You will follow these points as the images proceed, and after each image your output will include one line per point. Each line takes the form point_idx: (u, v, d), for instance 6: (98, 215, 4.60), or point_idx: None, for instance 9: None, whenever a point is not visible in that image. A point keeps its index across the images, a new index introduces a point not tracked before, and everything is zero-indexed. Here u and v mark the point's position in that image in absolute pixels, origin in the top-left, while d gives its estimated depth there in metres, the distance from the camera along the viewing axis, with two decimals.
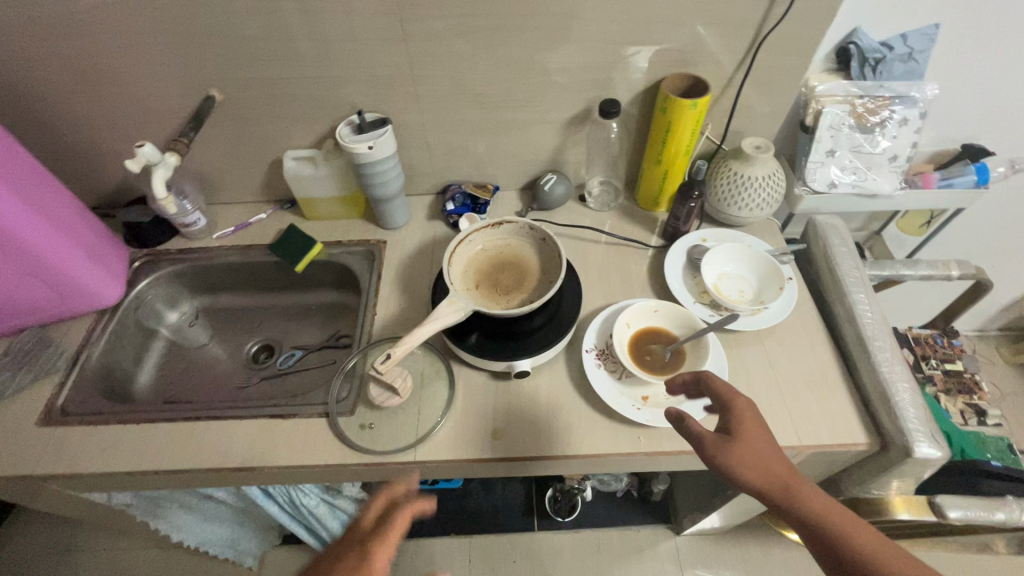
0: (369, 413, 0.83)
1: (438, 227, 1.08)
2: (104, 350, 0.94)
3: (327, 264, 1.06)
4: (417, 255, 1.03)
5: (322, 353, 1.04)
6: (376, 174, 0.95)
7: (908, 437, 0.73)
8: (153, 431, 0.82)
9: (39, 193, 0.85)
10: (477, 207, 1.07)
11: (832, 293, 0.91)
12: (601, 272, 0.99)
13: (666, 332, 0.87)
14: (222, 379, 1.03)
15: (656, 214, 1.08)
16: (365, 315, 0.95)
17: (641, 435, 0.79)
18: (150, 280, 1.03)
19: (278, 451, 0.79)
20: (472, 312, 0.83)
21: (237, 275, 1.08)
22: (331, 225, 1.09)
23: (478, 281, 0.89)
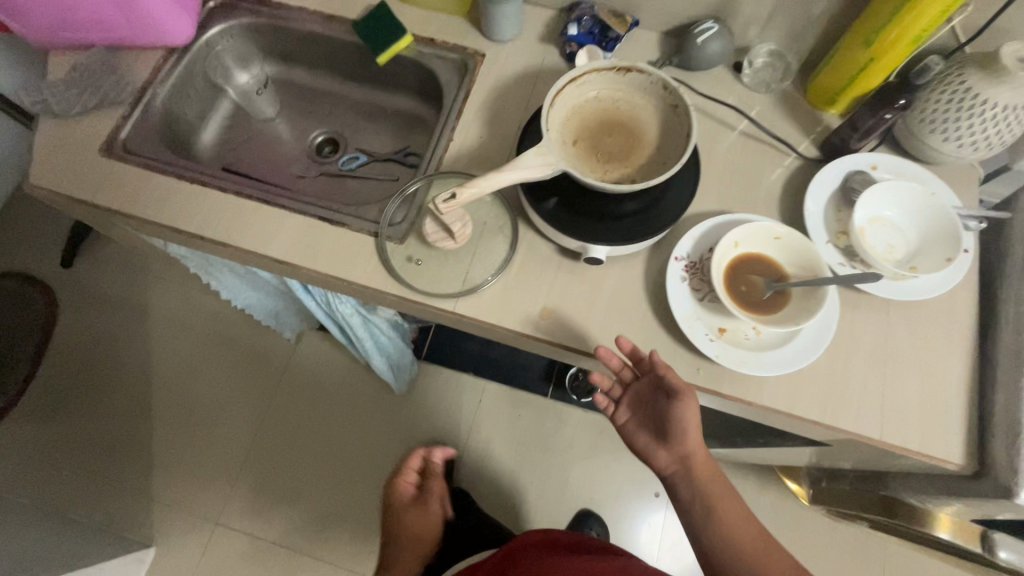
0: (419, 248, 0.76)
1: (549, 55, 0.88)
2: (170, 95, 0.87)
3: (414, 64, 0.90)
4: (516, 84, 0.86)
5: (386, 166, 0.95)
6: None
7: (1017, 479, 0.61)
8: (205, 198, 0.78)
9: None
10: (605, 41, 0.85)
11: (1010, 287, 0.70)
12: (725, 170, 0.80)
13: (777, 267, 0.71)
14: (284, 162, 0.97)
15: (824, 115, 0.83)
16: (441, 138, 0.82)
17: (700, 368, 0.69)
18: (223, 27, 0.91)
19: (319, 257, 0.75)
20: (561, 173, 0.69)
21: (314, 48, 0.94)
22: (427, 16, 0.90)
23: (578, 136, 0.73)
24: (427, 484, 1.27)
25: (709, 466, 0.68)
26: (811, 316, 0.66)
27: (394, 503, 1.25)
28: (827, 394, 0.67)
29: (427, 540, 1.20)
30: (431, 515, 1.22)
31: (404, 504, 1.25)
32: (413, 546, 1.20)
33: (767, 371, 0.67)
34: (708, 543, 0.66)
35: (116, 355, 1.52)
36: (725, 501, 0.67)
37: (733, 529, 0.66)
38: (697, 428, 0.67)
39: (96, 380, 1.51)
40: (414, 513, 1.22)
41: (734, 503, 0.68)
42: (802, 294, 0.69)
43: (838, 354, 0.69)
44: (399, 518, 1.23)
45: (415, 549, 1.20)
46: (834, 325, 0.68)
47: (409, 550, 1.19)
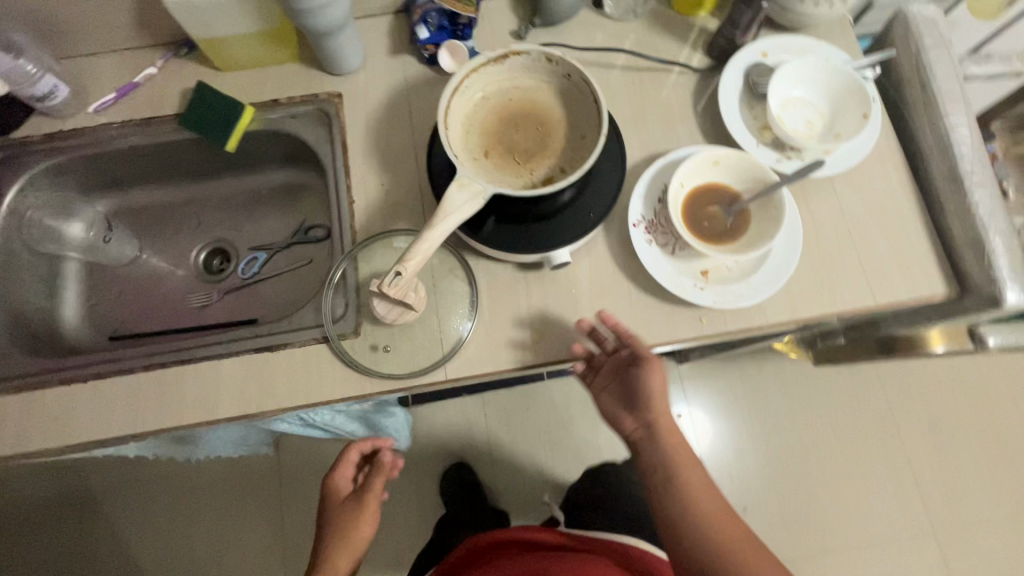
0: (379, 331, 0.68)
1: (408, 65, 0.78)
2: None
3: (269, 134, 0.78)
4: (390, 111, 0.77)
5: (291, 252, 0.84)
6: None
7: (997, 287, 0.65)
8: (112, 388, 0.65)
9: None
10: (460, 30, 0.76)
11: (920, 117, 0.74)
12: (635, 113, 0.77)
13: (727, 189, 0.70)
14: (174, 298, 0.82)
15: (697, 19, 0.81)
16: (341, 204, 0.73)
17: (702, 318, 0.68)
18: (21, 186, 0.74)
19: (277, 392, 0.66)
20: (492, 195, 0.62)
21: (144, 161, 0.79)
22: (257, 76, 0.77)
23: (487, 147, 0.66)
24: (369, 487, 0.82)
25: (676, 431, 0.66)
26: (778, 225, 0.66)
27: (331, 511, 0.83)
28: (818, 286, 0.69)
29: (354, 560, 0.80)
30: (368, 518, 0.81)
31: (339, 505, 0.83)
32: (342, 561, 0.78)
33: (763, 294, 0.67)
34: (670, 515, 0.64)
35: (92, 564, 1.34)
36: (690, 471, 0.65)
37: (693, 492, 0.64)
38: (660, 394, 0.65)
39: None
40: (358, 514, 0.81)
41: (700, 473, 0.65)
42: (759, 207, 0.69)
43: (810, 245, 0.71)
44: (341, 512, 0.82)
45: (344, 559, 0.78)
46: (797, 221, 0.69)
47: (334, 557, 0.78)
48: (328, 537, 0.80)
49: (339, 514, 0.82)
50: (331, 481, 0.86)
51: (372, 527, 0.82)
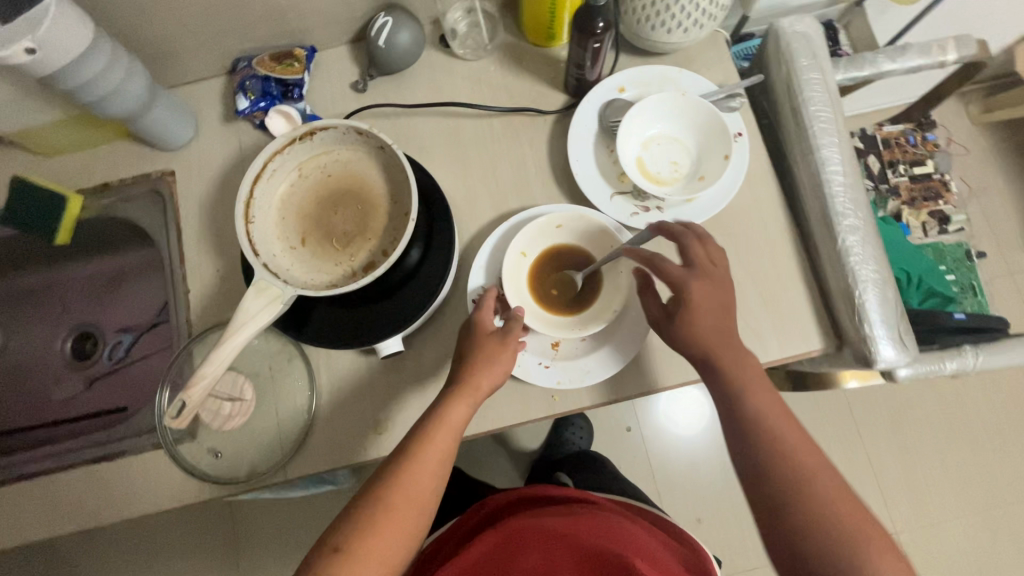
0: (216, 433, 0.65)
1: (242, 133, 0.73)
2: None
3: (107, 219, 0.74)
4: (224, 186, 0.72)
5: (155, 334, 0.81)
6: (85, 84, 0.58)
7: (870, 345, 0.59)
8: None
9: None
10: (288, 91, 0.70)
11: (794, 149, 0.66)
12: (485, 166, 0.70)
13: (575, 254, 0.66)
14: (46, 391, 0.81)
15: (553, 50, 0.73)
16: (176, 294, 0.69)
17: (553, 396, 0.63)
18: None
19: (115, 503, 0.64)
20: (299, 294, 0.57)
21: None
22: (84, 160, 0.73)
23: (303, 233, 0.61)
24: (514, 327, 0.57)
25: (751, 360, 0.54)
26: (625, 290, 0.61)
27: (461, 344, 0.58)
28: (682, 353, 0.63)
29: (450, 457, 0.54)
30: (507, 359, 0.56)
31: (478, 343, 0.57)
32: (437, 454, 0.53)
33: (612, 368, 0.61)
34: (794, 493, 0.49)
35: None
36: (777, 409, 0.52)
37: (804, 467, 0.50)
38: (719, 314, 0.55)
39: None
40: (488, 356, 0.56)
41: (786, 414, 0.52)
42: (610, 272, 0.64)
43: None
44: (467, 348, 0.57)
45: (441, 447, 0.53)
46: None
47: (436, 443, 0.53)
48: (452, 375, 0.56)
49: (467, 348, 0.57)
50: (478, 314, 0.59)
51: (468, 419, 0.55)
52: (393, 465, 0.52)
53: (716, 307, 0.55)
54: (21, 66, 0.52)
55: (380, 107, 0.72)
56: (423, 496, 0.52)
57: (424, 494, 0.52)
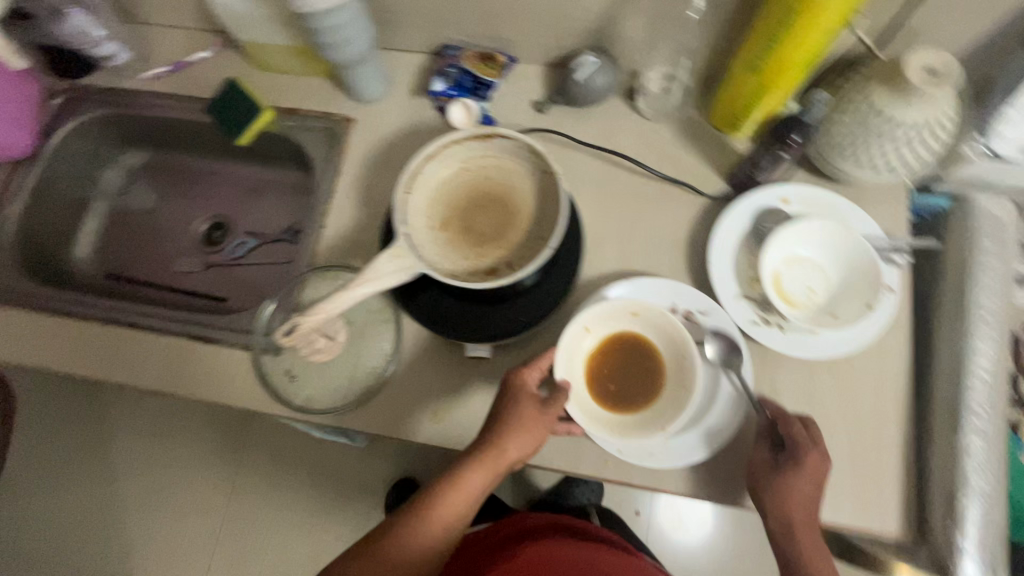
0: (296, 359, 0.70)
1: (422, 108, 0.79)
2: (27, 212, 0.81)
3: (282, 138, 0.82)
4: (389, 148, 0.78)
5: (276, 247, 0.89)
6: (326, 30, 0.65)
7: (954, 555, 0.54)
8: (71, 334, 0.73)
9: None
10: (478, 89, 0.75)
11: (945, 324, 0.63)
12: (624, 220, 0.72)
13: (638, 348, 0.65)
14: (169, 260, 0.90)
15: (731, 139, 0.74)
16: (312, 225, 0.75)
17: (607, 460, 0.63)
18: (75, 126, 0.84)
19: (193, 380, 0.70)
20: (424, 271, 0.61)
21: (177, 132, 0.87)
22: (288, 83, 0.81)
23: (446, 219, 0.65)
24: (554, 405, 0.57)
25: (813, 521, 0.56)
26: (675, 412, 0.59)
27: (500, 400, 0.59)
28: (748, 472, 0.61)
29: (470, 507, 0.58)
30: (539, 431, 0.57)
31: (512, 415, 0.57)
32: (455, 508, 0.57)
33: (677, 461, 0.60)
34: None
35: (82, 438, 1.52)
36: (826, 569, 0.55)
37: None
38: (810, 492, 0.56)
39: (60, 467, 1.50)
40: (522, 425, 0.56)
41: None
42: (672, 386, 0.62)
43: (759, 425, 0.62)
44: (500, 417, 0.57)
45: (455, 504, 0.57)
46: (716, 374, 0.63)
47: (455, 497, 0.57)
48: (484, 436, 0.57)
49: (503, 415, 0.57)
50: (519, 379, 0.59)
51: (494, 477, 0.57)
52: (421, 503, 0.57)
53: (809, 487, 0.56)
54: None
55: (551, 132, 0.75)
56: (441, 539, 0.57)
57: (438, 540, 0.57)
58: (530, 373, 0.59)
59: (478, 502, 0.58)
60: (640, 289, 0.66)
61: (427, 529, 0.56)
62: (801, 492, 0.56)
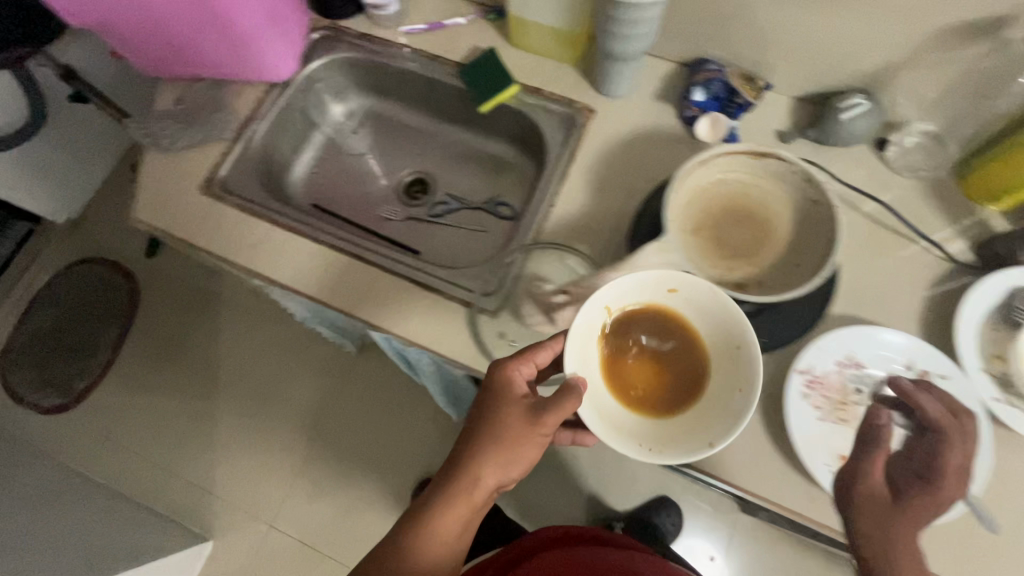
0: (512, 325, 0.72)
1: (664, 113, 0.80)
2: (270, 131, 0.86)
3: (516, 114, 0.85)
4: (626, 144, 0.79)
5: (475, 215, 0.92)
6: (628, 22, 0.67)
7: None
8: (300, 252, 0.77)
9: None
10: (731, 107, 0.76)
11: None
12: (859, 265, 0.71)
13: (644, 308, 0.60)
14: (371, 203, 0.94)
15: (984, 209, 0.72)
16: (540, 201, 0.77)
17: (814, 498, 0.62)
18: (326, 61, 0.89)
19: (408, 321, 0.73)
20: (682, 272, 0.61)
21: (412, 86, 0.91)
22: (536, 64, 0.84)
23: (699, 224, 0.66)
24: (541, 406, 0.58)
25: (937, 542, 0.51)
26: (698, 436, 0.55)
27: (475, 411, 0.60)
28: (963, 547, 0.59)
29: (474, 514, 0.60)
30: (528, 441, 0.58)
31: (515, 430, 0.58)
32: (452, 520, 0.59)
33: None
34: None
35: (194, 346, 1.62)
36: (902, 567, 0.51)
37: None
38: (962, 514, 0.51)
39: (169, 368, 1.60)
40: (504, 436, 0.58)
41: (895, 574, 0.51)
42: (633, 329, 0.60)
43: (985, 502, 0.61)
44: (480, 416, 0.60)
45: (458, 513, 0.59)
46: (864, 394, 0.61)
47: (455, 510, 0.59)
48: (470, 441, 0.59)
49: (482, 411, 0.59)
50: (506, 375, 0.59)
51: (490, 486, 0.59)
52: (410, 522, 0.60)
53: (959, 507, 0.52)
54: None
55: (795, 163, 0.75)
56: (437, 549, 0.59)
57: (443, 546, 0.59)
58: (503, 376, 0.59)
59: (477, 511, 0.60)
60: (860, 341, 0.65)
61: (429, 541, 0.58)
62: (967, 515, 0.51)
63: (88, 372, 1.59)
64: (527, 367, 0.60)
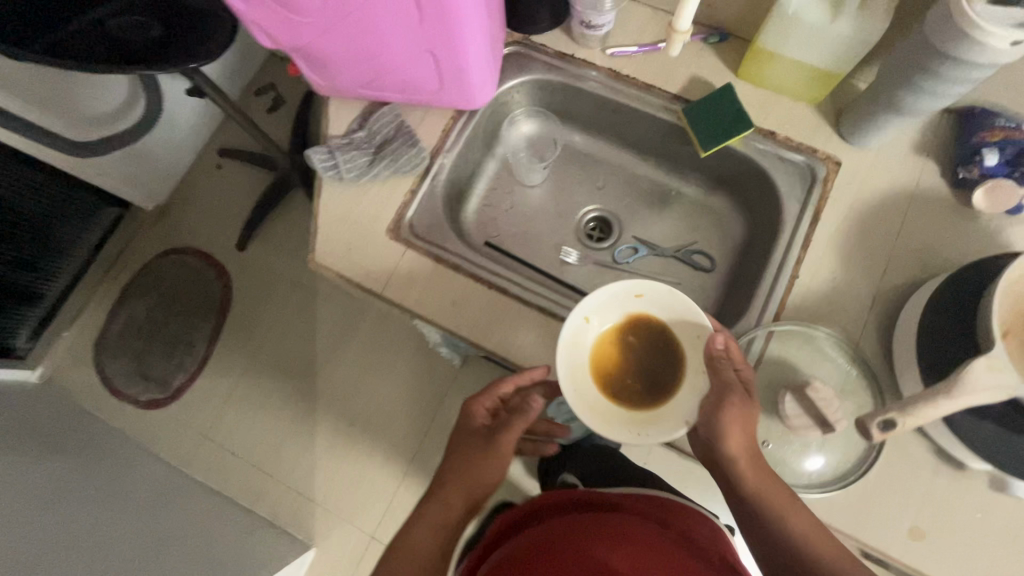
0: (756, 416, 0.63)
1: (925, 171, 0.69)
2: (455, 164, 0.77)
3: (739, 159, 0.75)
4: (879, 207, 0.69)
5: (668, 265, 0.82)
6: (945, 79, 0.56)
7: None
8: (504, 311, 0.70)
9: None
10: (1017, 170, 0.64)
11: None
12: None
13: (612, 335, 0.66)
14: (549, 243, 0.85)
15: None
16: (780, 270, 0.68)
17: None
18: (516, 84, 0.79)
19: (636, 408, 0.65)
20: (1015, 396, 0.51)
21: (608, 116, 0.81)
22: (768, 102, 0.73)
23: (1009, 326, 0.56)
24: (506, 417, 0.65)
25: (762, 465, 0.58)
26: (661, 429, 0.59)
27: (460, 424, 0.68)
28: None
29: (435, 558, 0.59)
30: (500, 451, 0.65)
31: (468, 436, 0.67)
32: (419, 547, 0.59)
33: None
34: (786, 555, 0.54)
35: (289, 346, 1.58)
36: (761, 481, 0.57)
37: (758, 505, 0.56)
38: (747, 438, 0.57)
39: (263, 367, 1.57)
40: (480, 445, 0.65)
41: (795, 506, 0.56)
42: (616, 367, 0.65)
43: None
44: (463, 444, 0.66)
45: (442, 518, 0.62)
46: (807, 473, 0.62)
47: (430, 515, 0.62)
48: (452, 458, 0.66)
49: (460, 446, 0.67)
50: (471, 407, 0.67)
51: (469, 496, 0.63)
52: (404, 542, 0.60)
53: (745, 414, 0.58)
54: (962, 47, 0.51)
55: None
56: (416, 557, 0.58)
57: (425, 540, 0.60)
58: (476, 401, 0.68)
59: (458, 519, 0.62)
60: None
61: (414, 543, 0.59)
62: (729, 425, 0.57)
63: (184, 368, 1.58)
64: (491, 400, 0.68)
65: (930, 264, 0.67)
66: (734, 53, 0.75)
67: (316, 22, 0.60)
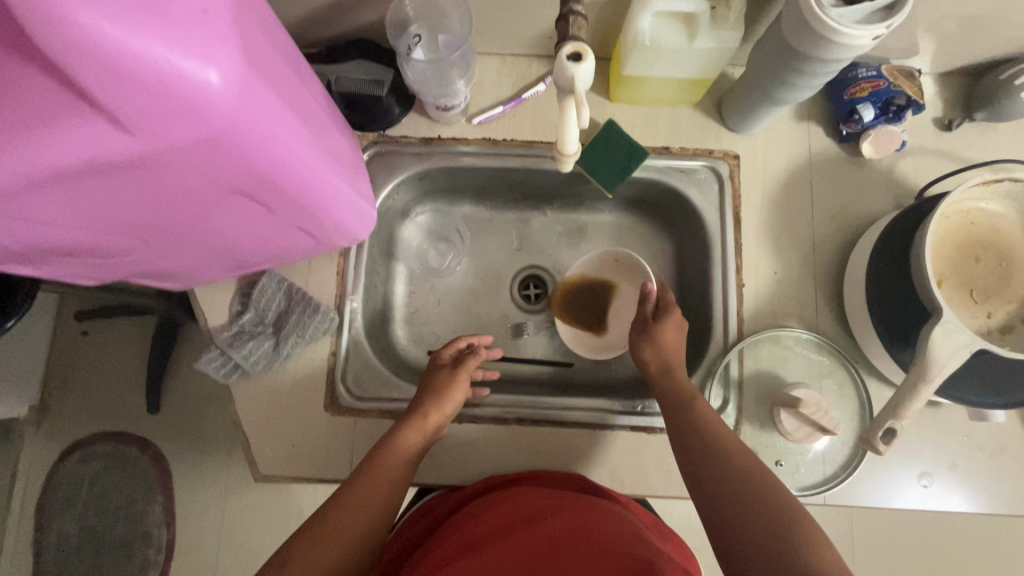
0: (760, 436, 0.64)
1: (813, 134, 0.70)
2: (366, 298, 0.69)
3: (644, 182, 0.72)
4: (787, 185, 0.70)
5: None
6: (815, 76, 0.55)
7: None
8: (485, 437, 0.65)
9: (272, 32, 0.39)
10: (889, 112, 0.66)
11: None
12: None
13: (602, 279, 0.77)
14: (494, 326, 0.79)
15: None
16: (725, 284, 0.68)
17: None
18: (390, 186, 0.71)
19: (651, 478, 0.64)
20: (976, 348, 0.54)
21: (499, 181, 0.75)
22: (650, 117, 0.70)
23: (940, 274, 0.60)
24: (466, 363, 0.65)
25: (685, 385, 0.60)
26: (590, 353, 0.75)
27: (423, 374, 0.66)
28: None
29: (402, 481, 0.58)
30: (460, 387, 0.63)
31: (431, 372, 0.65)
32: (387, 473, 0.56)
33: None
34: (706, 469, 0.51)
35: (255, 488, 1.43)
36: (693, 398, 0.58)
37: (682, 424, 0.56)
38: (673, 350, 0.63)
39: None
40: (440, 383, 0.63)
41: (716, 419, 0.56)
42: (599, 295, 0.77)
43: None
44: (427, 379, 0.64)
45: (386, 474, 0.57)
46: (824, 466, 0.63)
47: (366, 481, 0.56)
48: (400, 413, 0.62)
49: (425, 380, 0.64)
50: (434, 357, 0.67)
51: (421, 450, 0.60)
52: (373, 459, 0.57)
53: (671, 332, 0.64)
54: (833, 48, 0.50)
55: (967, 154, 0.69)
56: (380, 481, 0.56)
57: (361, 510, 0.54)
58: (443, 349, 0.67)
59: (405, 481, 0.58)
60: None
61: (350, 509, 0.54)
62: (646, 344, 0.64)
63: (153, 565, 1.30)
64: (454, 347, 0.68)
65: (847, 225, 0.69)
66: (599, 77, 0.71)
67: (133, 255, 0.47)
